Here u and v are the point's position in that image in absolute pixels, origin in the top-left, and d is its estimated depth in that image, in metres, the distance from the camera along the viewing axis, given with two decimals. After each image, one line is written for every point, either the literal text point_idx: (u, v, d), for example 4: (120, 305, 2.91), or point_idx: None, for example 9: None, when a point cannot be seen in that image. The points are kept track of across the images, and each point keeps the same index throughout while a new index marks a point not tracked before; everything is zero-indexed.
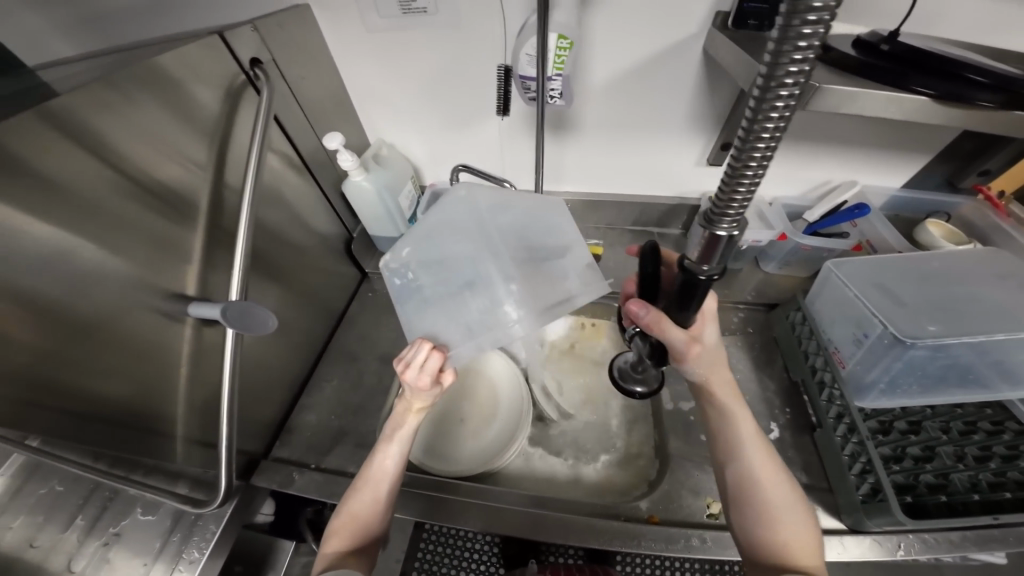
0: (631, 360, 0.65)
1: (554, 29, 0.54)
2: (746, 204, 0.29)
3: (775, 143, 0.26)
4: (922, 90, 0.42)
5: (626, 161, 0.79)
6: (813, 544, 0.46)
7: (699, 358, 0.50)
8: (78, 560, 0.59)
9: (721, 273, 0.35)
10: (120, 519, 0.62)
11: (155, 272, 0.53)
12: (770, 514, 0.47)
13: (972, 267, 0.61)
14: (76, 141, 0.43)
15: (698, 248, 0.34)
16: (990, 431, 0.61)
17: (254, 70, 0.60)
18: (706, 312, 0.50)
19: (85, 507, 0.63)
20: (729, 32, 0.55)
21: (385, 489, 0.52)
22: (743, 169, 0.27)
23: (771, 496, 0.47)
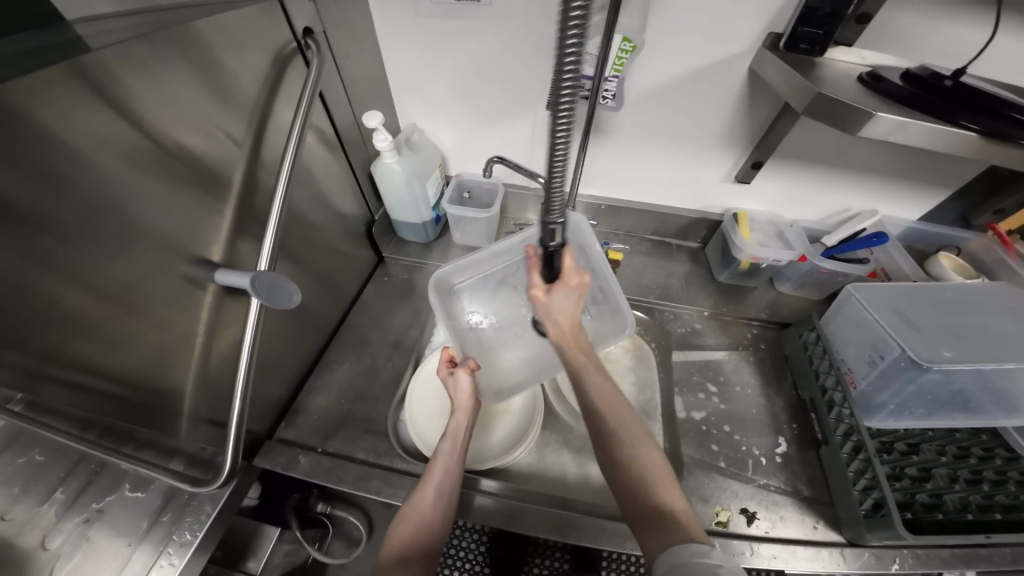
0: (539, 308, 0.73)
1: (619, 32, 0.60)
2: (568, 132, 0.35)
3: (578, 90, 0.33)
4: (968, 125, 0.44)
5: (654, 171, 0.80)
6: (671, 482, 0.44)
7: (541, 304, 0.57)
8: (54, 537, 0.51)
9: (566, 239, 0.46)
10: (104, 495, 0.56)
11: (181, 233, 0.50)
12: (628, 454, 0.46)
13: (983, 300, 0.64)
14: (109, 105, 0.40)
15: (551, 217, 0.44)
16: (982, 457, 0.64)
17: (307, 39, 0.59)
18: (570, 279, 0.57)
19: (68, 480, 0.55)
20: (780, 53, 0.56)
21: (444, 488, 0.54)
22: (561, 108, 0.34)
23: (631, 440, 0.47)
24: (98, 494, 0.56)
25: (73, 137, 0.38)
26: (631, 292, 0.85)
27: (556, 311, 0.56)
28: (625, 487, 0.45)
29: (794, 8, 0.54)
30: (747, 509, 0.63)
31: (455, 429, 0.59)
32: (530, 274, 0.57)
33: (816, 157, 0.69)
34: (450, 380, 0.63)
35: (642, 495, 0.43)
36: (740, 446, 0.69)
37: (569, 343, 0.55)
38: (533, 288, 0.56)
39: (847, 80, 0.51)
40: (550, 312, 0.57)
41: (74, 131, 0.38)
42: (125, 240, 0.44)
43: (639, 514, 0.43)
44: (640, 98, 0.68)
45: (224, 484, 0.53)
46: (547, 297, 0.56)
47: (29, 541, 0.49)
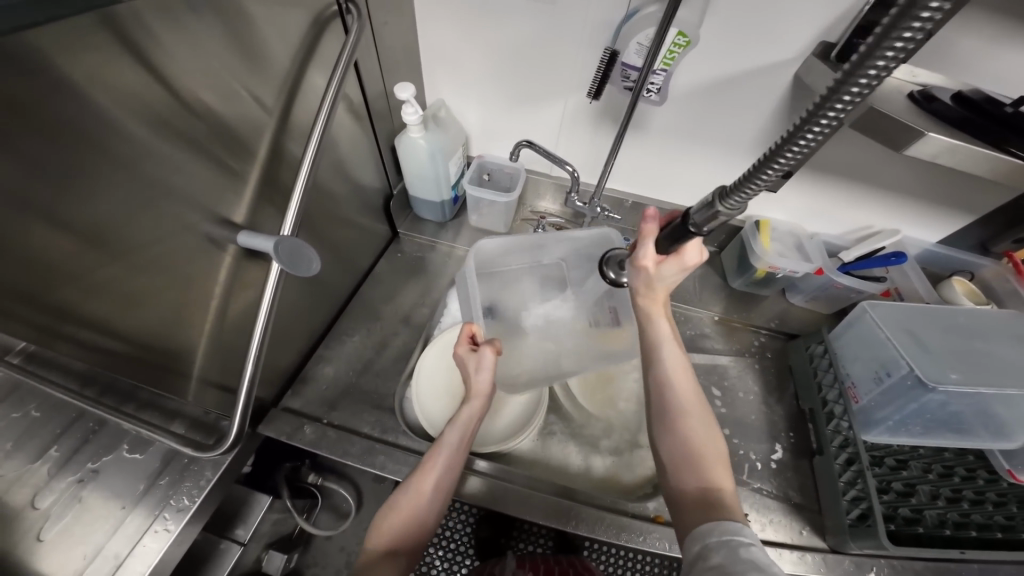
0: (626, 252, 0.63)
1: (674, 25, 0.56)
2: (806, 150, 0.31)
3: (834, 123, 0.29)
4: (1017, 153, 0.45)
5: (683, 170, 0.79)
6: (724, 466, 0.47)
7: (642, 272, 0.55)
8: (44, 497, 0.49)
9: (709, 233, 0.43)
10: (101, 455, 0.55)
11: (204, 192, 0.49)
12: (690, 432, 0.48)
13: (991, 327, 0.65)
14: (139, 60, 0.38)
15: (702, 215, 0.42)
16: (965, 476, 0.64)
17: (347, 3, 0.56)
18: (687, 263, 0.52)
19: (64, 437, 0.53)
20: (831, 63, 0.54)
21: (446, 480, 0.54)
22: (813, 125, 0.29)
23: (694, 420, 0.49)
24: (94, 453, 0.54)
25: (100, 91, 0.36)
26: None
27: (657, 283, 0.54)
28: (677, 457, 0.48)
29: (859, 11, 0.52)
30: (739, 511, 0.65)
31: (468, 420, 0.58)
32: (643, 240, 0.54)
33: (848, 172, 0.69)
34: (471, 358, 0.61)
35: (696, 472, 0.46)
36: (737, 450, 0.71)
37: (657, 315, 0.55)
38: (644, 258, 0.54)
39: (897, 97, 0.51)
40: (649, 281, 0.55)
41: (101, 85, 0.36)
42: (148, 193, 0.43)
43: (687, 489, 0.45)
44: (680, 94, 0.68)
45: (229, 449, 0.53)
46: (654, 271, 0.54)
47: (16, 500, 0.47)
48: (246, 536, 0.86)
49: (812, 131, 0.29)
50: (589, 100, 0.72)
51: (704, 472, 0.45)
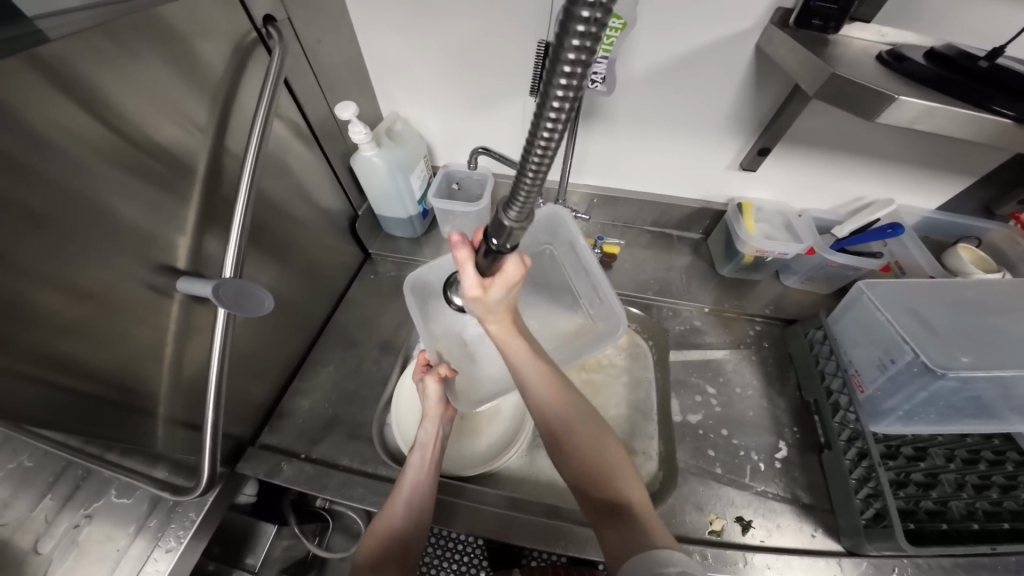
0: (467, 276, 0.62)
1: None
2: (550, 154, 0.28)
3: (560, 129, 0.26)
4: (1004, 112, 0.40)
5: (654, 158, 0.75)
6: (628, 474, 0.48)
7: (479, 303, 0.47)
8: (46, 541, 0.49)
9: (511, 249, 0.38)
10: (92, 500, 0.53)
11: (144, 242, 0.47)
12: (585, 448, 0.48)
13: (1004, 298, 0.59)
14: (72, 98, 0.38)
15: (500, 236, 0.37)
16: (991, 461, 0.58)
17: (268, 27, 0.54)
18: (513, 273, 0.45)
19: (57, 484, 0.51)
20: (790, 30, 0.51)
21: (421, 497, 0.54)
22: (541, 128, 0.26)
23: (582, 429, 0.48)
24: (87, 498, 0.53)
25: (36, 128, 0.36)
26: (627, 288, 0.81)
27: (498, 308, 0.47)
28: (580, 477, 0.47)
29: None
30: (742, 518, 0.60)
31: (423, 441, 0.58)
32: (461, 270, 0.45)
33: (830, 143, 0.64)
34: (422, 386, 0.61)
35: (605, 493, 0.46)
36: (737, 450, 0.66)
37: (511, 338, 0.50)
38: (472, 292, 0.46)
39: (867, 61, 0.46)
40: (490, 309, 0.47)
41: (37, 122, 0.36)
42: (81, 248, 0.41)
43: (602, 515, 0.44)
44: (636, 79, 0.64)
45: (206, 492, 0.53)
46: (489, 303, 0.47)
47: (21, 545, 0.47)
48: (256, 564, 0.88)
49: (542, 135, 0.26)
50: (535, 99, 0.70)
51: (611, 494, 0.45)
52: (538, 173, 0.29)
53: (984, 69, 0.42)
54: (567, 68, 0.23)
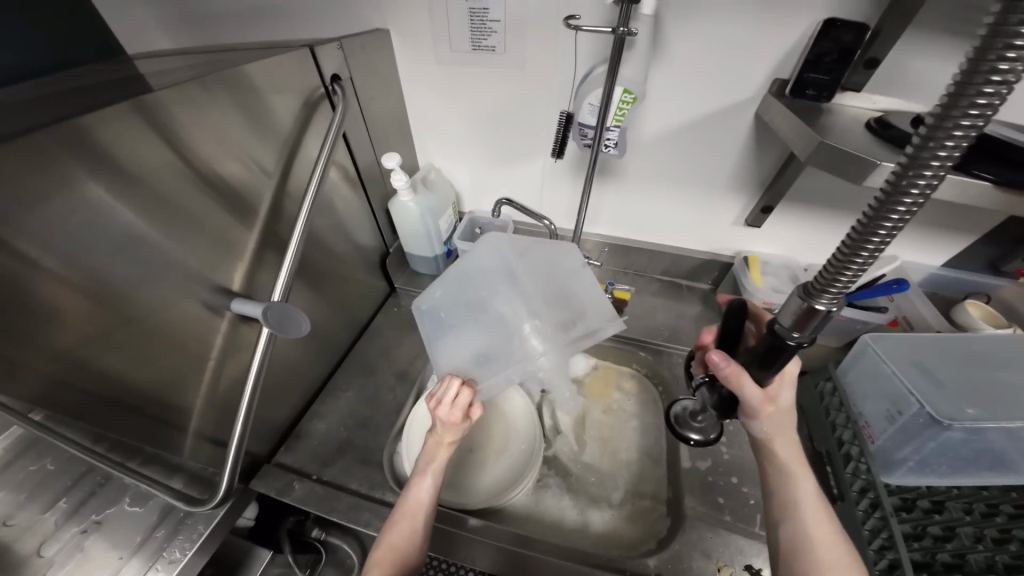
0: (689, 409, 0.71)
1: (621, 83, 0.58)
2: (905, 221, 0.25)
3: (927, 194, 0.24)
4: (984, 175, 0.45)
5: (666, 211, 0.82)
6: None
7: (772, 417, 0.47)
8: (50, 545, 0.53)
9: (813, 342, 0.35)
10: (104, 508, 0.57)
11: (206, 264, 0.53)
12: None
13: (1013, 351, 0.61)
14: (161, 138, 0.45)
15: (788, 321, 0.35)
16: (1015, 517, 0.53)
17: (333, 85, 0.64)
18: (787, 373, 0.47)
19: (75, 488, 0.58)
20: (787, 99, 0.58)
21: (422, 521, 0.50)
22: (905, 190, 0.24)
23: None
24: (98, 506, 0.57)
25: (128, 161, 0.42)
26: (637, 332, 0.85)
27: (784, 420, 0.47)
28: None
29: (803, 47, 0.56)
30: (753, 566, 0.58)
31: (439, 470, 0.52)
32: (742, 388, 0.45)
33: (827, 202, 0.70)
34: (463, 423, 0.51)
35: None
36: (748, 499, 0.65)
37: (799, 468, 0.47)
38: (761, 404, 0.46)
39: (855, 128, 0.52)
40: (777, 425, 0.47)
41: (127, 157, 0.42)
42: (154, 267, 0.47)
43: None
44: (648, 141, 0.73)
45: (219, 504, 0.54)
46: (776, 413, 0.46)
47: (27, 548, 0.52)
48: None
49: (914, 190, 0.24)
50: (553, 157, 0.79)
51: None
52: (883, 245, 0.26)
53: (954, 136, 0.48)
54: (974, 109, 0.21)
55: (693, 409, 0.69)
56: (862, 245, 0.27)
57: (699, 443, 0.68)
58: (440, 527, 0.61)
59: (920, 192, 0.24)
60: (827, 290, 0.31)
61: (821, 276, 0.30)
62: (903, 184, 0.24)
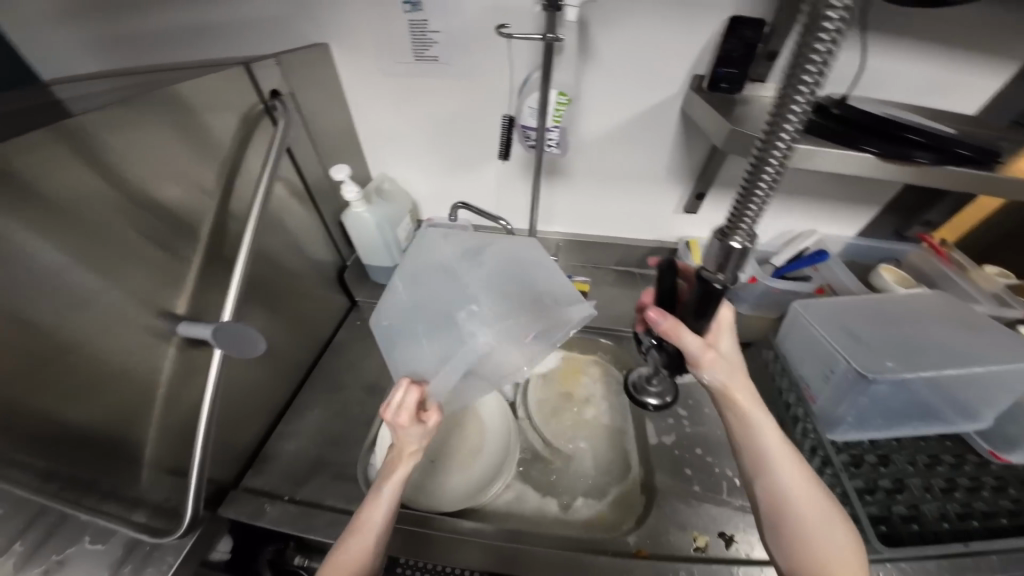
0: (644, 375, 0.80)
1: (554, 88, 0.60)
2: (788, 152, 0.32)
3: (799, 129, 0.31)
4: (868, 149, 0.52)
5: (615, 205, 0.87)
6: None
7: (716, 363, 0.49)
8: None
9: (734, 281, 0.41)
10: (65, 546, 0.51)
11: (148, 288, 0.52)
12: (818, 542, 0.45)
13: (919, 310, 0.69)
14: (91, 164, 0.44)
15: (712, 262, 0.40)
16: (953, 465, 0.65)
17: (274, 100, 0.64)
18: (722, 322, 0.53)
19: (27, 530, 0.49)
20: (705, 93, 0.64)
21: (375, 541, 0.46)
22: (781, 128, 0.31)
23: (814, 522, 0.45)
24: (59, 544, 0.51)
25: (53, 191, 0.41)
26: (599, 322, 0.88)
27: (728, 365, 0.50)
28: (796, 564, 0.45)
29: (714, 47, 0.63)
30: (725, 533, 0.63)
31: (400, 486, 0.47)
32: (683, 338, 0.49)
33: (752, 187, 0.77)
34: (414, 429, 0.48)
35: None
36: (713, 468, 0.70)
37: (753, 409, 0.49)
38: (704, 351, 0.49)
39: (764, 116, 0.59)
40: (722, 370, 0.49)
41: (51, 185, 0.41)
42: (88, 295, 0.45)
43: None
44: (590, 141, 0.77)
45: (186, 533, 0.52)
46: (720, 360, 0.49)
47: None
48: None
49: (788, 126, 0.31)
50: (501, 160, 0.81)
51: None
52: (777, 175, 0.33)
53: (836, 114, 0.55)
54: (813, 62, 0.28)
55: (647, 375, 0.78)
56: (759, 175, 0.33)
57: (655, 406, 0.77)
58: (419, 531, 0.61)
59: (794, 126, 0.31)
60: (740, 224, 0.36)
61: (734, 212, 0.36)
62: (778, 125, 0.31)
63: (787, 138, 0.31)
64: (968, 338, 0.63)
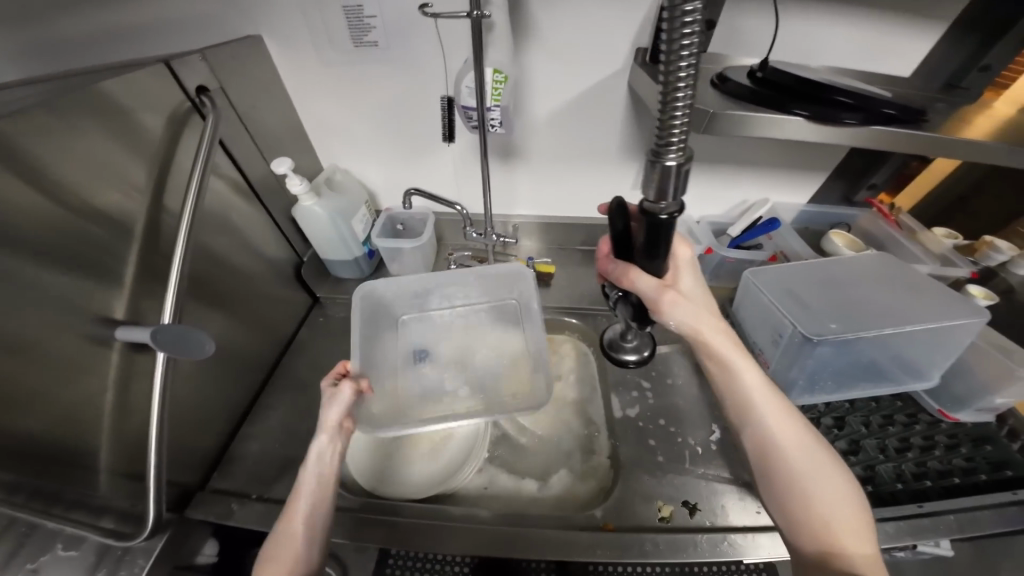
0: (619, 333, 0.75)
1: (489, 65, 0.58)
2: (694, 61, 0.30)
3: (698, 35, 0.30)
4: (798, 112, 0.53)
5: (573, 185, 0.86)
6: (854, 509, 0.45)
7: (680, 309, 0.52)
8: None
9: (679, 207, 0.40)
10: (38, 555, 0.50)
11: (82, 295, 0.50)
12: (806, 479, 0.47)
13: (861, 272, 0.71)
14: (16, 172, 0.43)
15: (647, 193, 0.39)
16: (906, 424, 0.68)
17: (201, 98, 0.61)
18: (680, 262, 0.55)
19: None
20: (648, 65, 0.64)
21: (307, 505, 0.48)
22: (680, 40, 0.30)
23: (799, 459, 0.48)
24: (32, 554, 0.50)
25: None
26: (564, 302, 0.89)
27: (696, 310, 0.53)
28: (787, 503, 0.47)
29: (652, 19, 0.63)
30: (689, 501, 0.64)
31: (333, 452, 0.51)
32: (644, 284, 0.51)
33: (703, 159, 0.77)
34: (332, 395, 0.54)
35: (818, 526, 0.45)
36: (676, 438, 0.71)
37: (728, 351, 0.53)
38: (659, 294, 0.51)
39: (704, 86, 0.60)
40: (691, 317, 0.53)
41: None
42: (14, 306, 0.44)
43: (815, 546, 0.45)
44: (542, 121, 0.76)
45: (151, 536, 0.52)
46: (678, 300, 0.51)
47: None
48: None
49: (685, 37, 0.30)
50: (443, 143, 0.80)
51: (824, 518, 0.45)
52: (689, 90, 0.31)
53: (761, 77, 0.57)
54: None
55: (621, 332, 0.73)
56: (674, 99, 0.32)
57: (637, 363, 0.71)
58: (386, 519, 0.61)
59: (690, 36, 0.30)
60: (670, 142, 0.34)
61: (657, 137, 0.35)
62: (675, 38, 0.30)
63: (688, 49, 0.30)
64: (910, 298, 0.65)
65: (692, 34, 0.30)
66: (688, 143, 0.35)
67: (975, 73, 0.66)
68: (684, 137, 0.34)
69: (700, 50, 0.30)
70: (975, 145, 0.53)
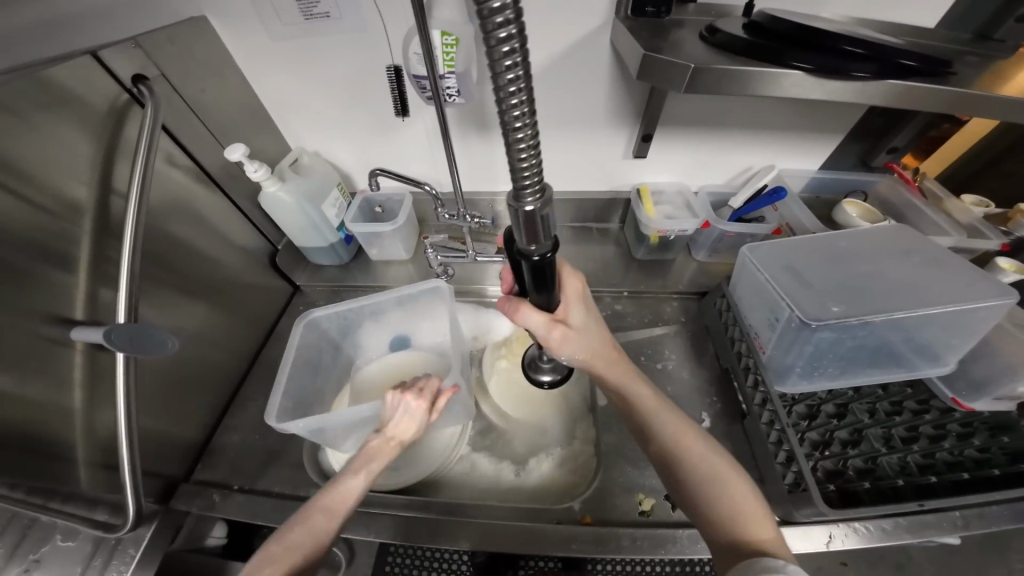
0: None
1: (436, 27, 0.54)
2: (524, 95, 0.25)
3: (524, 62, 0.24)
4: (798, 65, 0.45)
5: (558, 157, 0.79)
6: (754, 502, 0.42)
7: (569, 339, 0.49)
8: None
9: (552, 246, 0.35)
10: (39, 545, 0.52)
11: (29, 295, 0.48)
12: (705, 483, 0.44)
13: (878, 244, 0.63)
14: None
15: (521, 235, 0.34)
16: (915, 411, 0.62)
17: (137, 88, 0.57)
18: (570, 293, 0.50)
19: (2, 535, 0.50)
20: (630, 20, 0.57)
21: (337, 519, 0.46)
22: (503, 72, 0.24)
23: (698, 461, 0.45)
24: (34, 544, 0.52)
25: None
26: None
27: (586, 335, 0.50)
28: (697, 513, 0.44)
29: None
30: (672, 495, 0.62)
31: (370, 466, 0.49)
32: (531, 318, 0.47)
33: (701, 122, 0.70)
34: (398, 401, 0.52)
35: (725, 525, 0.41)
36: None
37: (621, 370, 0.50)
38: (550, 327, 0.48)
39: (690, 40, 0.52)
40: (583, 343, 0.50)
41: None
42: None
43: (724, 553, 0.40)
44: None
45: (134, 527, 0.53)
46: (569, 334, 0.49)
47: None
48: None
49: (508, 71, 0.24)
50: (400, 118, 0.74)
51: (731, 519, 0.41)
52: (528, 129, 0.26)
53: (753, 22, 0.49)
54: None
55: None
56: (517, 141, 0.27)
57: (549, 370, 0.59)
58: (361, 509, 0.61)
59: (515, 66, 0.24)
60: (523, 184, 0.30)
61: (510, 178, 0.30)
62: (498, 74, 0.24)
63: (515, 80, 0.25)
64: (928, 275, 0.58)
65: (516, 62, 0.24)
66: (544, 178, 0.30)
67: (1009, 26, 0.55)
68: (536, 171, 0.29)
69: (529, 78, 0.25)
70: (1011, 102, 0.45)
